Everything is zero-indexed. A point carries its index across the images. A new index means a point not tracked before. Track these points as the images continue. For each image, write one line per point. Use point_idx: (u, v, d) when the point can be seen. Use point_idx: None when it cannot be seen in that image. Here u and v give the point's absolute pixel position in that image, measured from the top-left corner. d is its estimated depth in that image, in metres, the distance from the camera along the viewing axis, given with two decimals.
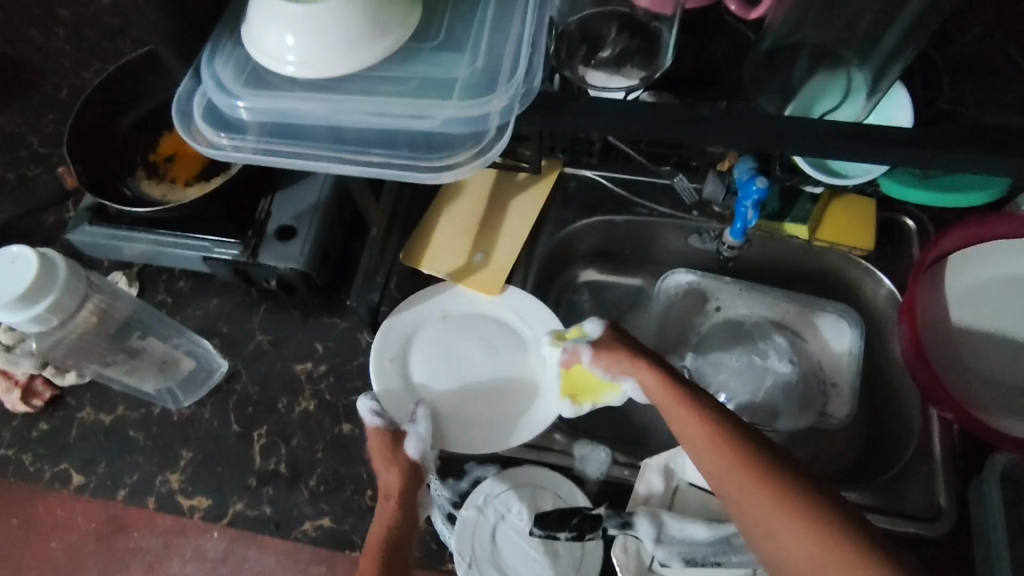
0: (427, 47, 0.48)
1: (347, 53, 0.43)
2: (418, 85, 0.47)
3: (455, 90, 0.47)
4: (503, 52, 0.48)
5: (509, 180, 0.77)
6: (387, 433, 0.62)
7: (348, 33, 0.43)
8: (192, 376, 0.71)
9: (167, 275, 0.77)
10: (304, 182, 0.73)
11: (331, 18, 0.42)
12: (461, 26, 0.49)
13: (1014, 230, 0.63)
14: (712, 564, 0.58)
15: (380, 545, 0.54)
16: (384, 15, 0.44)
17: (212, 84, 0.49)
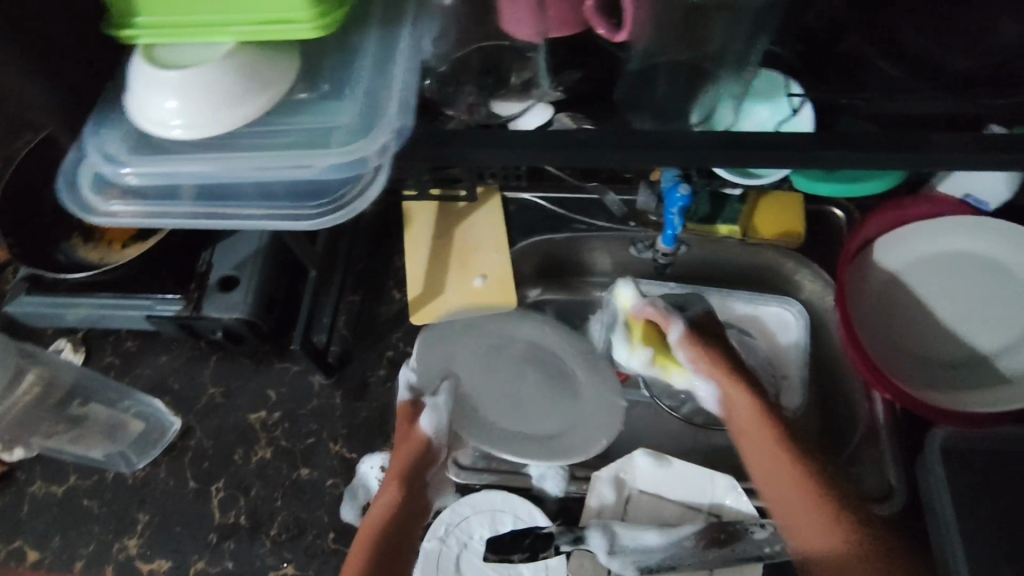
0: (312, 97, 0.45)
1: (224, 116, 0.41)
2: (296, 135, 0.45)
3: (333, 136, 0.45)
4: (380, 93, 0.46)
5: (450, 210, 0.79)
6: (410, 407, 0.66)
7: (224, 91, 0.40)
8: (144, 437, 0.71)
9: (113, 336, 0.77)
10: (240, 231, 0.72)
11: (201, 82, 0.40)
12: (338, 68, 0.46)
13: (930, 211, 0.69)
14: (667, 570, 0.58)
15: (375, 523, 0.59)
16: (259, 71, 0.41)
17: (94, 155, 0.46)
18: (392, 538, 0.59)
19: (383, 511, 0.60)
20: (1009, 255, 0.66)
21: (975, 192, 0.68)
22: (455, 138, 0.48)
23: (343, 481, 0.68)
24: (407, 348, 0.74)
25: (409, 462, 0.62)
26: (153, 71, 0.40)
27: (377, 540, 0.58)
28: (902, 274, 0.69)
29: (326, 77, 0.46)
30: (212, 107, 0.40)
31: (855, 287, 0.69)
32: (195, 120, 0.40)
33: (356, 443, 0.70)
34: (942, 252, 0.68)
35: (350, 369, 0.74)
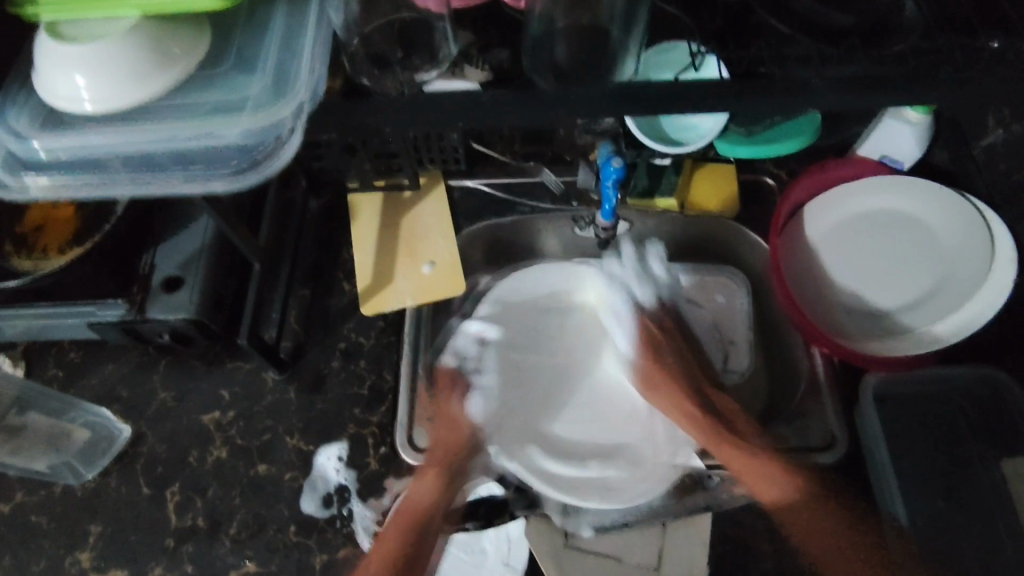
0: (223, 69, 0.45)
1: (132, 83, 0.41)
2: (209, 104, 0.45)
3: (245, 104, 0.45)
4: (293, 68, 0.46)
5: (395, 200, 0.79)
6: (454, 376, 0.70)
7: (129, 65, 0.41)
8: (92, 447, 0.69)
9: (56, 348, 0.75)
10: (183, 232, 0.71)
11: (106, 52, 0.40)
12: (251, 42, 0.46)
13: (851, 170, 0.74)
14: (620, 526, 0.63)
15: (415, 505, 0.61)
16: (167, 40, 0.42)
17: (4, 132, 0.45)
18: (431, 524, 0.61)
19: (431, 491, 0.62)
20: (928, 211, 0.69)
21: (890, 153, 0.72)
22: (382, 105, 0.48)
23: (302, 474, 0.68)
24: (359, 339, 0.74)
25: (457, 441, 0.65)
26: (57, 47, 0.41)
27: (418, 522, 0.61)
28: (829, 235, 0.71)
29: (235, 52, 0.46)
30: (119, 83, 0.41)
31: (786, 250, 0.73)
32: (105, 96, 0.41)
33: (313, 435, 0.70)
34: (868, 211, 0.71)
35: (304, 363, 0.73)
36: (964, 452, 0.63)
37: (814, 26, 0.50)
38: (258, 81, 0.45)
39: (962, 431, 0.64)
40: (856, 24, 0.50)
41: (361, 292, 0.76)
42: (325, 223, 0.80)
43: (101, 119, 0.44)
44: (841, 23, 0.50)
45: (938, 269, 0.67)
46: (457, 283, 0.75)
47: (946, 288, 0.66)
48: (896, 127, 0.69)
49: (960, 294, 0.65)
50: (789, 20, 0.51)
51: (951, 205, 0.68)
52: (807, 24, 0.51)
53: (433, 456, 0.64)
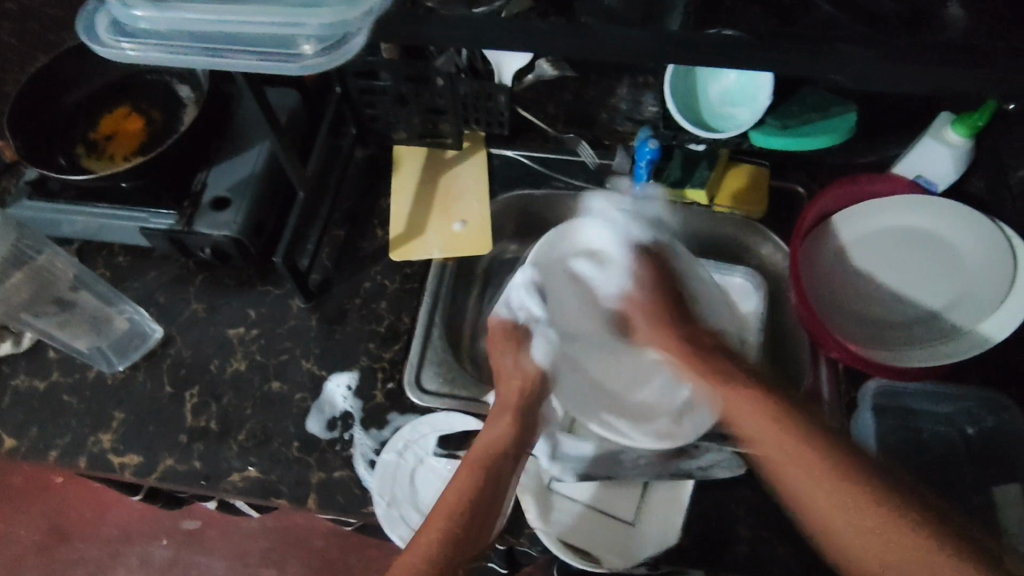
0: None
1: None
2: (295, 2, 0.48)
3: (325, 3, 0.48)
4: None
5: (437, 159, 0.83)
6: (509, 326, 0.69)
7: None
8: (126, 341, 0.74)
9: (106, 251, 0.81)
10: (237, 156, 0.76)
11: None
12: None
13: (882, 188, 0.74)
14: (604, 479, 0.63)
15: (479, 461, 0.57)
16: None
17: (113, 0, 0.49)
18: (498, 475, 0.57)
19: (489, 446, 0.58)
20: (956, 230, 0.69)
21: (926, 173, 0.73)
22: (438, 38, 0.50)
23: (312, 396, 0.72)
24: (384, 281, 0.78)
25: (521, 391, 0.63)
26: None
27: (484, 479, 0.56)
28: (856, 239, 0.73)
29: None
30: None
31: (807, 258, 0.73)
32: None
33: (328, 362, 0.74)
34: (897, 224, 0.72)
35: (329, 296, 0.77)
36: (955, 476, 0.64)
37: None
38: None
39: (959, 453, 0.65)
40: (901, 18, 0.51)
41: (392, 239, 0.79)
42: (368, 172, 0.84)
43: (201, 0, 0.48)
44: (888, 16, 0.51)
45: (963, 285, 0.68)
46: (484, 242, 0.79)
47: (971, 299, 0.66)
48: (934, 147, 0.71)
49: (972, 313, 0.66)
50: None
51: (977, 227, 0.68)
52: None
53: (502, 407, 0.62)
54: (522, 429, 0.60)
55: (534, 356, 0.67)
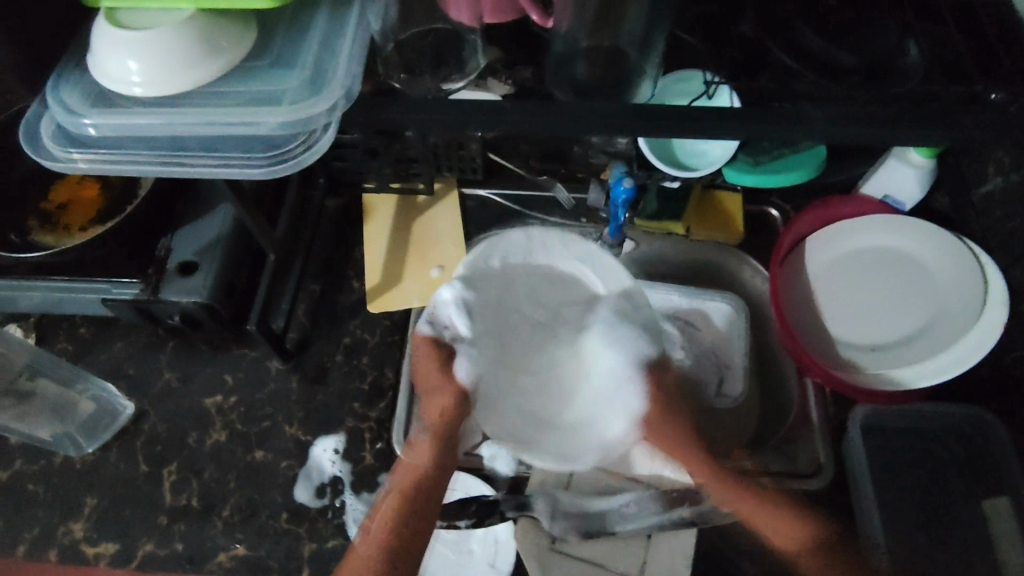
0: (265, 61, 0.46)
1: (184, 72, 0.42)
2: (252, 98, 0.45)
3: (286, 97, 0.45)
4: (332, 68, 0.46)
5: (409, 206, 0.82)
6: (439, 343, 0.61)
7: (181, 52, 0.41)
8: (95, 421, 0.71)
9: (67, 323, 0.77)
10: (201, 218, 0.73)
11: (158, 39, 0.40)
12: (293, 41, 0.47)
13: (853, 211, 0.76)
14: (608, 535, 0.61)
15: (404, 490, 0.58)
16: (214, 37, 0.42)
17: (57, 107, 0.46)
18: (432, 492, 0.58)
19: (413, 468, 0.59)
20: (931, 250, 0.71)
21: (893, 193, 0.74)
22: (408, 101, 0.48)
23: (298, 463, 0.69)
24: (364, 335, 0.76)
25: (452, 404, 0.60)
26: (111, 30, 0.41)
27: (407, 503, 0.57)
28: (836, 259, 0.74)
29: (277, 46, 0.47)
30: (168, 69, 0.41)
31: (785, 284, 0.74)
32: (153, 82, 0.42)
33: (312, 425, 0.71)
34: (868, 248, 0.73)
35: (308, 355, 0.75)
36: (945, 488, 0.65)
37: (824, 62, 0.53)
38: (297, 75, 0.46)
39: (946, 466, 0.66)
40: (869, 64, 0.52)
41: (369, 291, 0.77)
42: (339, 222, 0.82)
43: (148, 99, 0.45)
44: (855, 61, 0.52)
45: (933, 306, 0.69)
46: None
47: (944, 319, 0.68)
48: (901, 168, 0.72)
49: (949, 337, 0.66)
50: (806, 55, 0.53)
51: (941, 247, 0.70)
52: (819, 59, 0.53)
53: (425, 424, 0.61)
54: (445, 448, 0.60)
55: (459, 374, 0.60)
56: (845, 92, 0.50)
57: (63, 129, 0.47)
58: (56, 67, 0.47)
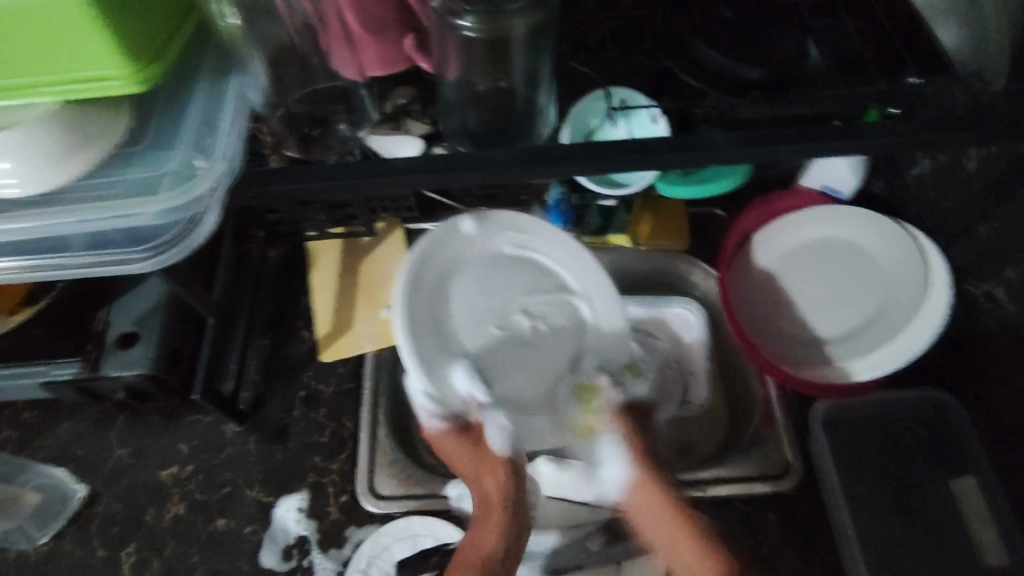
0: (144, 145, 0.43)
1: (51, 170, 0.39)
2: (126, 186, 0.42)
3: (161, 183, 0.42)
4: (211, 147, 0.43)
5: (351, 247, 0.79)
6: (460, 429, 0.57)
7: (48, 149, 0.39)
8: (46, 509, 0.68)
9: (9, 409, 0.73)
10: (134, 290, 0.68)
11: (21, 135, 0.38)
12: (173, 119, 0.44)
13: (794, 205, 0.75)
14: (574, 569, 0.60)
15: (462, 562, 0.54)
16: (82, 129, 0.40)
17: None
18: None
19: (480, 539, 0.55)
20: (870, 237, 0.71)
21: (830, 183, 0.74)
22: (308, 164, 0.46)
23: (262, 526, 0.67)
24: (320, 387, 0.74)
25: (501, 488, 0.56)
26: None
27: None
28: (778, 259, 0.74)
29: (156, 128, 0.44)
30: (41, 162, 0.39)
31: (735, 284, 0.73)
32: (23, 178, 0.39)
33: (273, 486, 0.69)
34: (814, 240, 0.73)
35: (264, 414, 0.73)
36: (913, 473, 0.65)
37: (717, 78, 0.51)
38: (178, 154, 0.43)
39: (913, 450, 0.66)
40: (763, 76, 0.50)
41: (320, 338, 0.75)
42: (285, 273, 0.80)
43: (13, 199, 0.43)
44: (750, 74, 0.50)
45: (878, 296, 0.69)
46: None
47: (888, 308, 0.68)
48: (832, 160, 0.72)
49: (897, 318, 0.67)
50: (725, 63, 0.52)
51: (887, 235, 0.70)
52: (714, 77, 0.51)
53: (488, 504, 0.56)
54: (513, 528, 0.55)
55: (496, 446, 0.56)
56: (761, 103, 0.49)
57: None
58: None
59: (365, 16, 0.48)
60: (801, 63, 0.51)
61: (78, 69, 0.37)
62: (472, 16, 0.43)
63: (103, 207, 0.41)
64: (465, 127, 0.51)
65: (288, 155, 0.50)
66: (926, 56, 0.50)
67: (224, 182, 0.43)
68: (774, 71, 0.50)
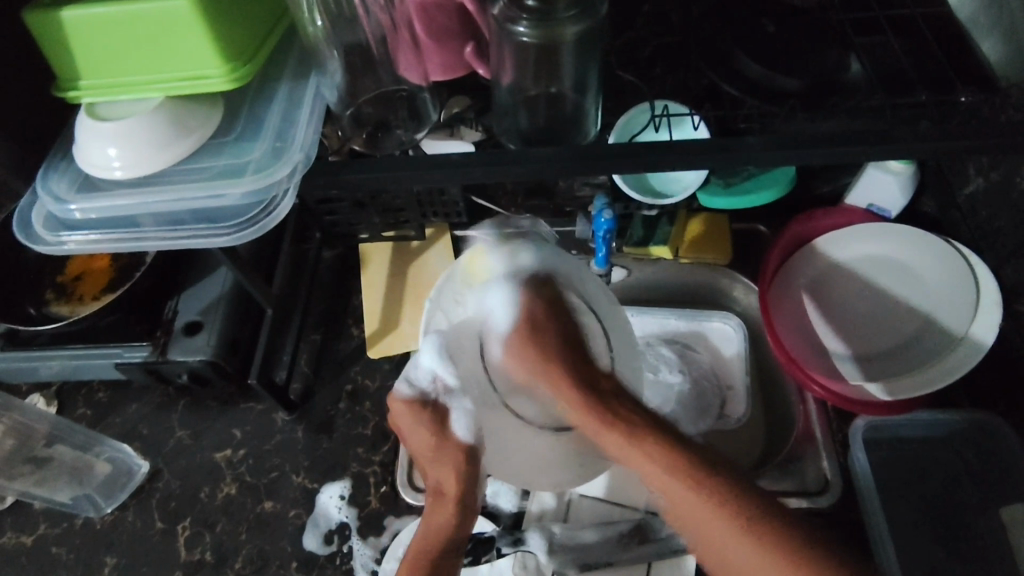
0: (232, 137, 0.48)
1: (158, 155, 0.43)
2: (217, 172, 0.47)
3: (248, 169, 0.47)
4: (291, 139, 0.48)
5: (403, 250, 0.83)
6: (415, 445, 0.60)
7: (156, 137, 0.43)
8: (112, 481, 0.73)
9: (85, 389, 0.79)
10: (205, 279, 0.74)
11: (137, 125, 0.43)
12: (258, 115, 0.49)
13: (838, 222, 0.75)
14: (604, 565, 0.61)
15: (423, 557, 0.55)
16: (183, 119, 0.44)
17: (43, 197, 0.48)
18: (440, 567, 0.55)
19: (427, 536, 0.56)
20: (920, 257, 0.70)
21: (877, 201, 0.74)
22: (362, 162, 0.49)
23: (306, 511, 0.71)
24: (366, 382, 0.78)
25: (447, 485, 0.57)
26: (89, 120, 0.44)
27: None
28: (829, 268, 0.73)
29: (243, 124, 0.49)
30: (143, 148, 0.43)
31: (778, 298, 0.73)
32: (136, 164, 0.44)
33: (319, 473, 0.73)
34: (862, 255, 0.73)
35: (314, 404, 0.77)
36: (960, 497, 0.64)
37: (759, 89, 0.53)
38: (261, 145, 0.48)
39: (961, 476, 0.65)
40: (803, 87, 0.51)
41: (369, 336, 0.79)
42: (338, 272, 0.85)
43: (122, 183, 0.47)
44: (787, 86, 0.51)
45: (925, 314, 0.69)
46: None
47: (936, 326, 0.67)
48: (879, 176, 0.71)
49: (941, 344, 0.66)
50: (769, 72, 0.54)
51: (934, 252, 0.70)
52: (757, 88, 0.52)
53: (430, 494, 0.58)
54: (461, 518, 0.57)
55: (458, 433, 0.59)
56: (805, 114, 0.50)
57: (53, 217, 0.49)
58: (42, 162, 0.50)
59: (430, 24, 0.51)
60: (843, 77, 0.52)
61: (183, 67, 0.43)
62: (528, 23, 0.46)
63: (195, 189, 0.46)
64: (518, 128, 0.54)
65: (353, 150, 0.53)
66: (969, 71, 0.51)
67: (301, 170, 0.47)
68: (813, 82, 0.52)
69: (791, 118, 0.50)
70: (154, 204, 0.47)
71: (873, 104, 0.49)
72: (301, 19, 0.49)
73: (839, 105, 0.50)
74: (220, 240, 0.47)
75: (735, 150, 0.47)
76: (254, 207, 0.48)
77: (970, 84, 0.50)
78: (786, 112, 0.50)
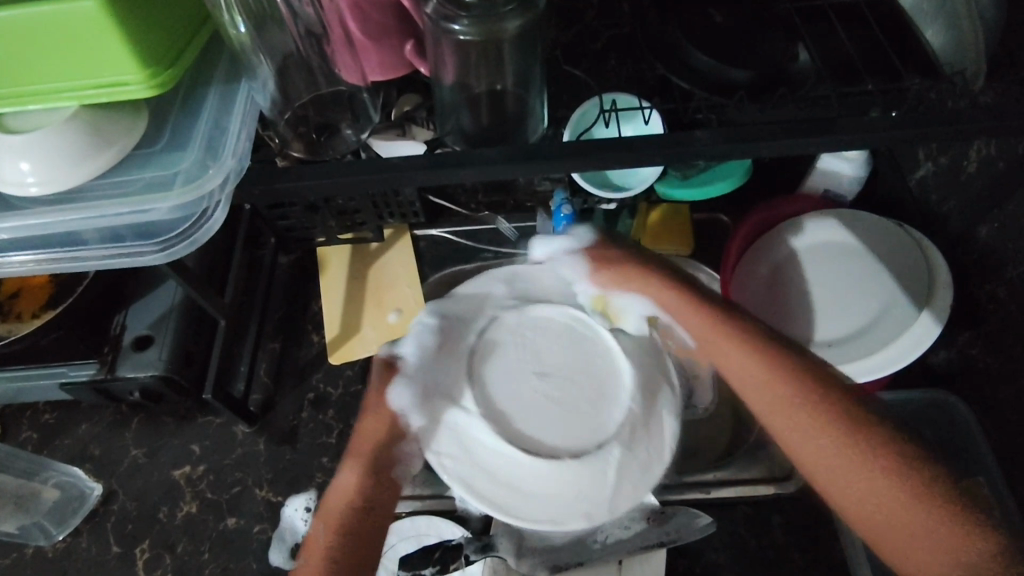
0: (158, 147, 0.45)
1: (73, 169, 0.41)
2: (141, 185, 0.44)
3: (176, 181, 0.44)
4: (221, 147, 0.46)
5: (362, 253, 0.81)
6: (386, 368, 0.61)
7: (69, 150, 0.41)
8: (64, 506, 0.70)
9: (30, 411, 0.75)
10: (152, 294, 0.71)
11: (47, 139, 0.41)
12: (186, 123, 0.47)
13: (795, 209, 0.76)
14: (574, 566, 0.61)
15: (338, 510, 0.55)
16: (98, 131, 0.42)
17: None
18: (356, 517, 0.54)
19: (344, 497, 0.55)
20: (872, 240, 0.72)
21: (833, 186, 0.74)
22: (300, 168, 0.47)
23: (271, 525, 0.69)
24: (327, 389, 0.76)
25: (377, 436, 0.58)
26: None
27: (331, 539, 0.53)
28: (863, 241, 0.71)
29: (169, 133, 0.46)
30: (55, 163, 0.41)
31: (739, 286, 0.73)
32: (49, 180, 0.42)
33: (282, 486, 0.71)
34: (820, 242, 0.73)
35: (274, 416, 0.75)
36: None
37: (709, 81, 0.52)
38: (189, 156, 0.45)
39: None
40: (751, 78, 0.51)
41: (330, 342, 0.77)
42: (295, 278, 0.82)
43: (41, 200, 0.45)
44: (737, 77, 0.51)
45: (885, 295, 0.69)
46: None
47: (894, 308, 0.68)
48: (834, 162, 0.72)
49: (833, 357, 0.67)
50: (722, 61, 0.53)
51: (886, 234, 0.71)
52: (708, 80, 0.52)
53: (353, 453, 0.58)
54: (375, 473, 0.57)
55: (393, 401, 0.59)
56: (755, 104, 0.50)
57: None
58: None
59: (364, 23, 0.50)
60: (791, 66, 0.52)
61: (92, 75, 0.40)
62: (466, 21, 0.45)
63: (119, 205, 0.44)
64: (460, 127, 0.53)
65: (295, 156, 0.52)
66: (915, 58, 0.51)
67: (234, 180, 0.45)
68: (762, 73, 0.51)
69: (742, 108, 0.49)
70: (79, 222, 0.45)
71: (823, 93, 0.49)
72: (222, 21, 0.46)
73: (788, 96, 0.51)
74: (155, 258, 0.47)
75: (688, 144, 0.46)
76: (186, 221, 0.47)
77: (915, 71, 0.51)
78: (736, 104, 0.50)
